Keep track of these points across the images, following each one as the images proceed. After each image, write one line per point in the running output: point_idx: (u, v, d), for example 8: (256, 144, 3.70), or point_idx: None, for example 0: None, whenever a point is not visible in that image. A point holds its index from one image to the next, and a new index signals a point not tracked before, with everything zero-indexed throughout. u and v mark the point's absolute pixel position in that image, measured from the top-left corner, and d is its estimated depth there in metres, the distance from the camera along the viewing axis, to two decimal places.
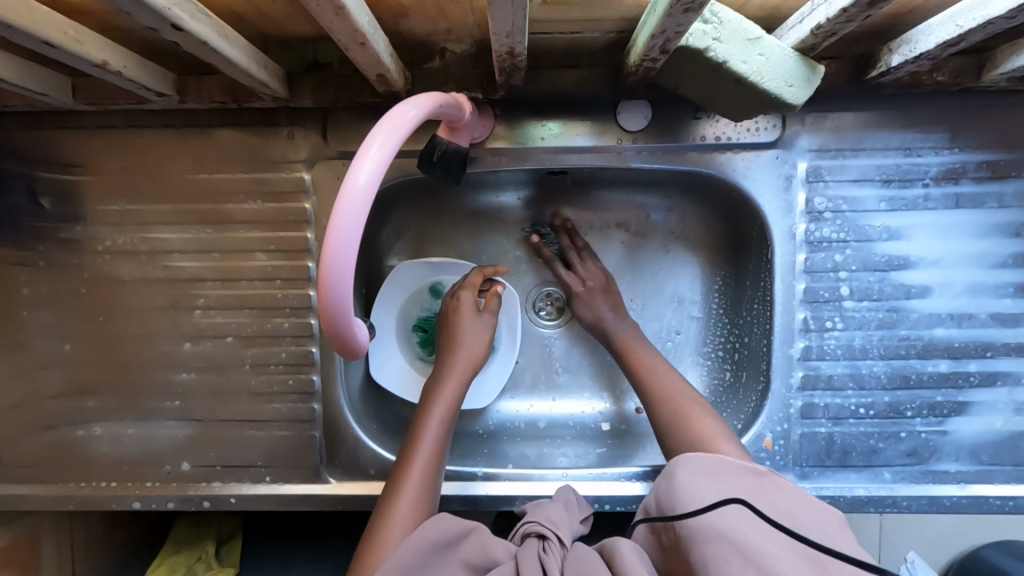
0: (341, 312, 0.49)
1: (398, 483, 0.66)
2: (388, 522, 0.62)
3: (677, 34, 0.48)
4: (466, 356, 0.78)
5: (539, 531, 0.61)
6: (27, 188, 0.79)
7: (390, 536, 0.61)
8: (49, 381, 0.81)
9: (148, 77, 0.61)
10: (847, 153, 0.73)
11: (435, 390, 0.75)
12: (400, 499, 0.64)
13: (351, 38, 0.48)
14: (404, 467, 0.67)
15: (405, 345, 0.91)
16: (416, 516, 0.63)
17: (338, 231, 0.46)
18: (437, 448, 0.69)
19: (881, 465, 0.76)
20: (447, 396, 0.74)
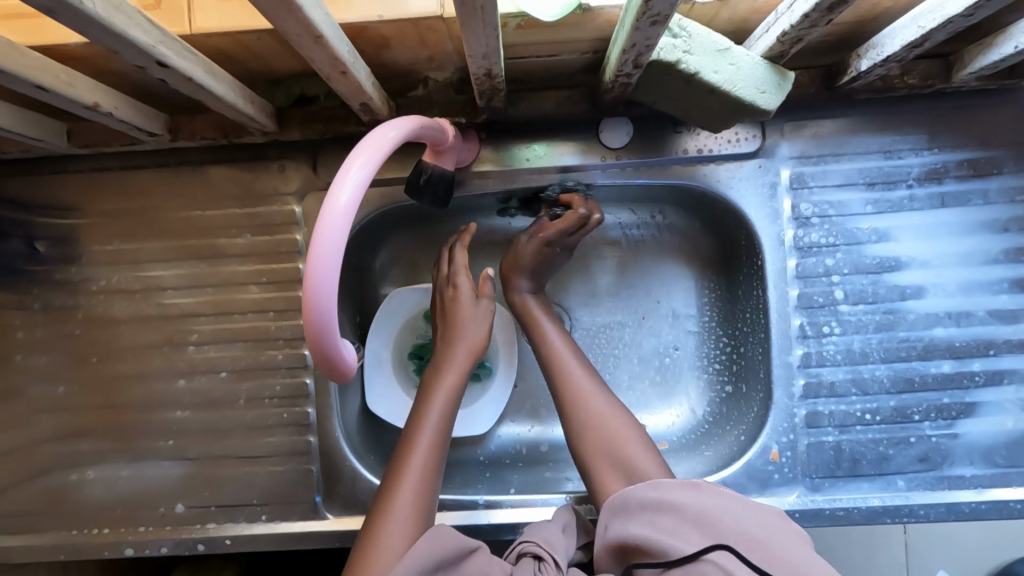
0: (326, 334, 0.49)
1: (394, 487, 0.62)
2: (385, 530, 0.58)
3: (647, 47, 0.49)
4: (467, 345, 0.73)
5: (535, 551, 0.59)
6: (24, 233, 0.80)
7: (387, 547, 0.57)
8: (41, 426, 0.80)
9: (140, 118, 0.63)
10: (828, 159, 0.75)
11: (432, 384, 0.70)
12: (397, 504, 0.60)
13: (332, 66, 0.49)
14: (400, 469, 0.63)
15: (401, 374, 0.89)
16: (415, 522, 0.59)
17: (321, 253, 0.46)
18: (436, 446, 0.65)
19: (893, 473, 0.74)
20: (446, 390, 0.69)
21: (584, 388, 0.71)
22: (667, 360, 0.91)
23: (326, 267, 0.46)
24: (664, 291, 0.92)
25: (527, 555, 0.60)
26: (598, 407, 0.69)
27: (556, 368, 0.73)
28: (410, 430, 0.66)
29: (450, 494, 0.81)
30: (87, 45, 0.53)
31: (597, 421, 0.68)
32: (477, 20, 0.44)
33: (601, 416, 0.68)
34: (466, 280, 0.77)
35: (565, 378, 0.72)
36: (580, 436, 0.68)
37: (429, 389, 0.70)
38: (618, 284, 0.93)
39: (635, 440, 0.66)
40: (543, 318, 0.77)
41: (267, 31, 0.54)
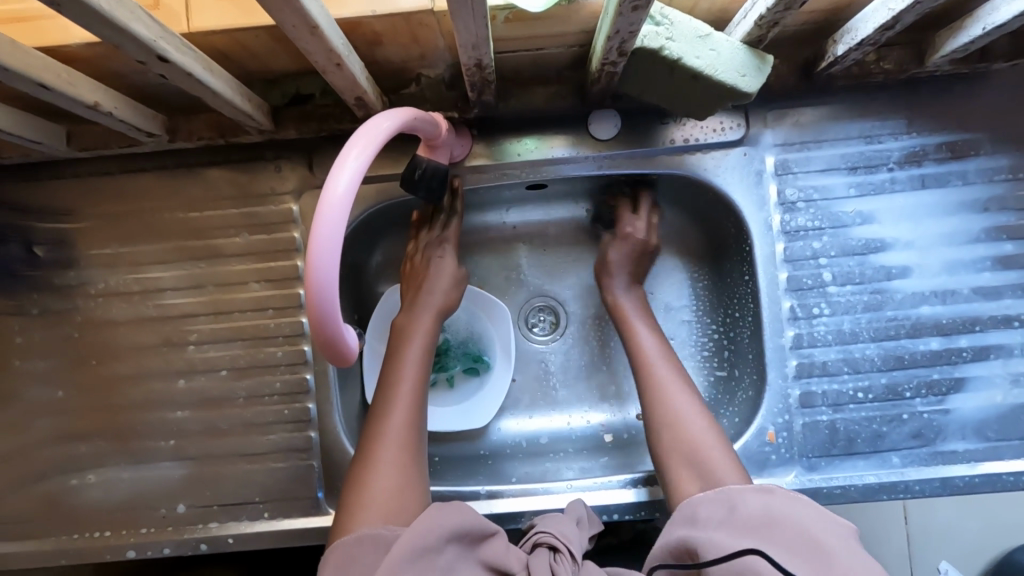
0: (329, 318, 0.49)
1: (379, 430, 0.66)
2: (378, 466, 0.63)
3: (631, 34, 0.51)
4: (433, 303, 0.76)
5: (549, 542, 0.60)
6: (21, 239, 0.81)
7: (380, 482, 0.62)
8: (42, 430, 0.80)
9: (139, 118, 0.65)
10: (811, 146, 0.77)
11: (406, 332, 0.74)
12: (384, 445, 0.64)
13: (327, 59, 0.51)
14: (384, 413, 0.67)
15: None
16: (403, 463, 0.64)
17: (320, 239, 0.47)
18: (416, 388, 0.69)
19: (888, 450, 0.75)
20: (420, 337, 0.73)
21: (670, 393, 0.73)
22: None
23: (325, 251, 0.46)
24: (657, 283, 0.94)
25: (543, 546, 0.61)
26: (682, 414, 0.70)
27: (646, 374, 0.75)
28: (390, 374, 0.70)
29: (450, 486, 0.82)
30: (87, 45, 0.55)
31: (679, 426, 0.69)
32: (467, 11, 0.45)
33: (685, 420, 0.70)
34: (448, 246, 0.80)
35: (656, 383, 0.74)
36: (663, 440, 0.70)
37: (405, 337, 0.73)
38: None
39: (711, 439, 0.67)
40: (638, 324, 0.81)
41: (264, 28, 0.56)
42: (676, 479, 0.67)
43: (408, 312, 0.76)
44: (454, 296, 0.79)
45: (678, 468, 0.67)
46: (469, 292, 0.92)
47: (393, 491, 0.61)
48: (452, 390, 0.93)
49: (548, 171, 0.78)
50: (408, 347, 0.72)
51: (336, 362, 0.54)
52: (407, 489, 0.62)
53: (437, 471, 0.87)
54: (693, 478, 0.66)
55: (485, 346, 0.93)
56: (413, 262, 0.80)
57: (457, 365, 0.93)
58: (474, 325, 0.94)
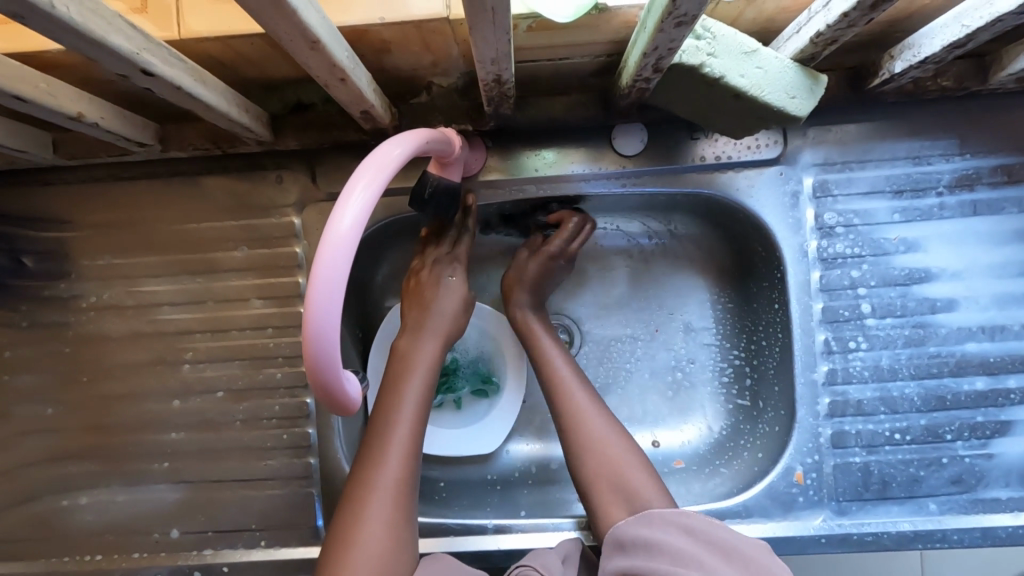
0: (329, 366, 0.45)
1: (372, 477, 0.61)
2: (368, 518, 0.59)
3: (670, 50, 0.46)
4: (439, 328, 0.70)
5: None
6: (10, 248, 0.77)
7: (370, 536, 0.58)
8: (31, 447, 0.77)
9: (128, 128, 0.60)
10: (853, 166, 0.71)
11: (408, 363, 0.68)
12: (376, 494, 0.60)
13: (329, 73, 0.46)
14: (380, 458, 0.62)
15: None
16: (395, 515, 0.60)
17: (319, 285, 0.42)
18: (417, 429, 0.64)
19: (925, 496, 0.70)
20: (423, 371, 0.67)
21: (586, 412, 0.69)
22: (682, 375, 0.88)
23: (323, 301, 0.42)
24: (678, 304, 0.89)
25: None
26: (602, 436, 0.67)
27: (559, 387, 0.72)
28: (387, 411, 0.64)
29: (455, 516, 0.78)
30: (69, 52, 0.50)
31: (597, 447, 0.67)
32: (488, 26, 0.40)
33: (605, 439, 0.67)
34: (459, 266, 0.74)
35: (569, 399, 0.70)
36: (583, 459, 0.67)
37: (406, 368, 0.67)
38: (632, 294, 0.90)
39: (636, 466, 0.66)
40: (541, 333, 0.76)
41: (262, 35, 0.51)
42: (600, 504, 0.65)
43: (412, 338, 0.70)
44: (460, 321, 0.73)
45: (602, 490, 0.65)
46: (481, 310, 0.88)
47: (383, 547, 0.57)
48: (458, 412, 0.88)
49: (569, 187, 0.72)
50: (409, 381, 0.66)
51: (336, 410, 0.50)
52: (397, 547, 0.58)
53: (443, 499, 0.83)
54: (616, 502, 0.64)
55: (494, 367, 0.89)
56: (420, 277, 0.74)
57: (464, 386, 0.89)
58: (483, 344, 0.89)
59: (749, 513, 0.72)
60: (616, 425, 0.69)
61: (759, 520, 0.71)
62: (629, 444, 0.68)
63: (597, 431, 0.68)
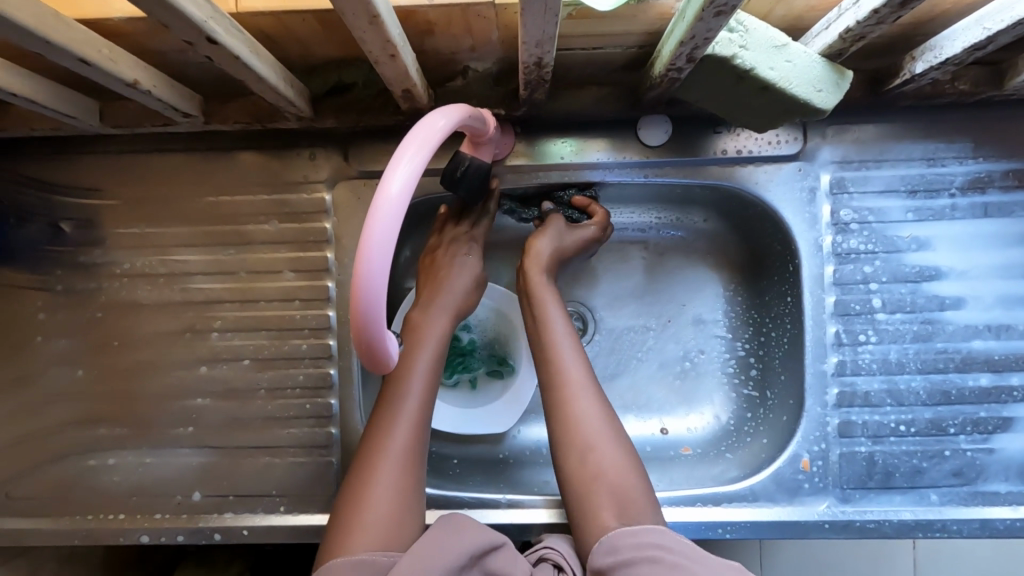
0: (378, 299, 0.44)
1: (381, 440, 0.63)
2: (377, 477, 0.61)
3: (706, 40, 0.48)
4: (451, 302, 0.73)
5: (556, 560, 0.61)
6: (47, 213, 0.79)
7: (379, 494, 0.60)
8: (58, 408, 0.79)
9: (176, 98, 0.62)
10: (870, 165, 0.73)
11: (419, 335, 0.69)
12: (386, 455, 0.62)
13: (381, 50, 0.48)
14: (389, 422, 0.64)
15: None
16: (404, 481, 0.62)
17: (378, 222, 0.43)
18: (425, 399, 0.66)
19: (926, 487, 0.73)
20: (433, 343, 0.69)
21: (585, 416, 0.67)
22: (691, 364, 0.91)
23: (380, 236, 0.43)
24: (691, 296, 0.91)
25: (549, 561, 0.62)
26: (603, 438, 0.66)
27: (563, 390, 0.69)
28: (397, 379, 0.66)
29: (470, 490, 0.80)
30: (132, 21, 0.52)
31: (597, 446, 0.66)
32: (538, 8, 0.42)
33: (600, 443, 0.66)
34: (475, 246, 0.77)
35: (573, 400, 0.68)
36: (577, 461, 0.66)
37: (417, 339, 0.69)
38: (646, 284, 0.92)
39: (629, 471, 0.65)
40: (555, 316, 0.74)
41: (314, 11, 0.53)
42: (590, 504, 0.63)
43: (424, 310, 0.71)
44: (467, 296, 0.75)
45: (596, 490, 0.64)
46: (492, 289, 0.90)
47: (390, 504, 0.60)
48: (472, 393, 0.91)
49: (584, 174, 0.75)
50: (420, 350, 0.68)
51: (377, 364, 0.49)
52: (405, 513, 0.60)
53: (456, 474, 0.85)
54: (611, 506, 0.62)
55: (510, 350, 0.91)
56: (435, 255, 0.76)
57: (479, 368, 0.92)
58: (499, 327, 0.92)
59: (756, 497, 0.74)
60: (610, 424, 0.67)
61: (765, 504, 0.74)
62: (627, 452, 0.66)
63: (593, 434, 0.66)
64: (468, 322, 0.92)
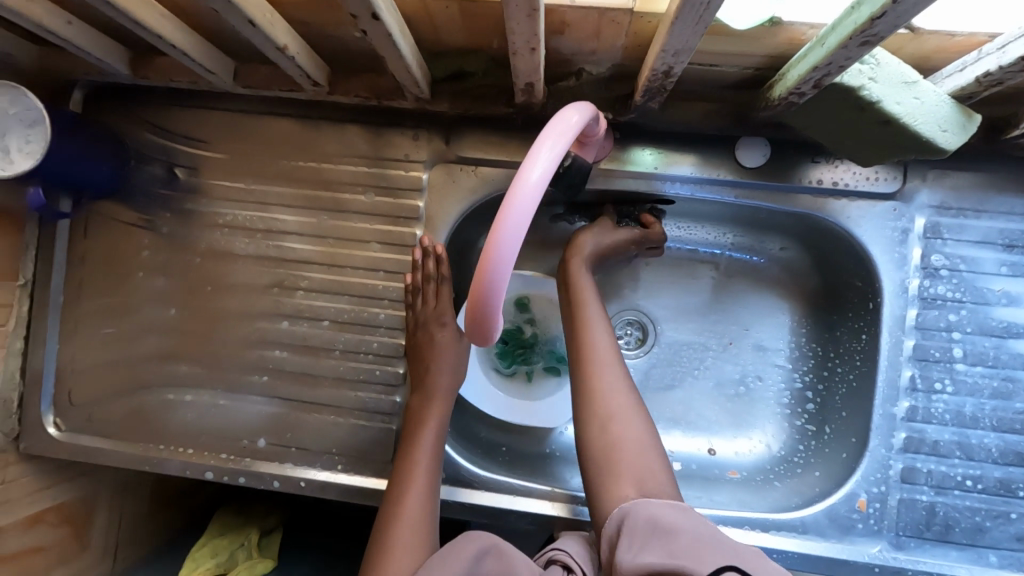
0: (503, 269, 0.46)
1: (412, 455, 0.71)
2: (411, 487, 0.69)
3: (841, 67, 0.49)
4: (443, 380, 0.75)
5: (565, 562, 0.63)
6: (165, 159, 0.85)
7: (409, 507, 0.67)
8: (148, 341, 0.85)
9: (311, 67, 0.67)
10: (968, 214, 0.72)
11: (421, 414, 0.74)
12: (417, 471, 0.70)
13: (525, 42, 0.51)
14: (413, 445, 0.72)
15: (484, 358, 0.92)
16: (421, 547, 0.65)
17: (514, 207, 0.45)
18: (430, 467, 0.71)
19: (986, 547, 0.71)
20: (450, 367, 0.76)
21: (614, 385, 0.68)
22: (747, 390, 0.90)
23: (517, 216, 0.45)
24: (756, 321, 0.91)
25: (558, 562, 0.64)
26: (628, 412, 0.66)
27: (593, 360, 0.70)
28: (405, 452, 0.72)
29: (516, 477, 0.82)
30: None
31: (620, 421, 0.66)
32: (692, 19, 0.44)
33: (623, 412, 0.67)
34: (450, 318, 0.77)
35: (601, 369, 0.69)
36: (601, 427, 0.66)
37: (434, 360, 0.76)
38: (712, 303, 0.92)
39: (650, 449, 0.64)
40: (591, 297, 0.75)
41: None
42: (611, 476, 0.63)
43: (420, 391, 0.75)
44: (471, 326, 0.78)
45: (617, 464, 0.63)
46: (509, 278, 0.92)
47: (422, 512, 0.68)
48: (528, 385, 0.92)
49: (658, 186, 0.76)
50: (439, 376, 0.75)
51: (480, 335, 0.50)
52: None
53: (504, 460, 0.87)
54: (631, 480, 0.62)
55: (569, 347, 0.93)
56: (418, 337, 0.77)
57: (538, 362, 0.94)
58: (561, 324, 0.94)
59: (806, 530, 0.73)
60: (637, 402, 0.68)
61: (815, 538, 0.73)
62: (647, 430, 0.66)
63: (620, 402, 0.67)
64: (531, 316, 0.95)
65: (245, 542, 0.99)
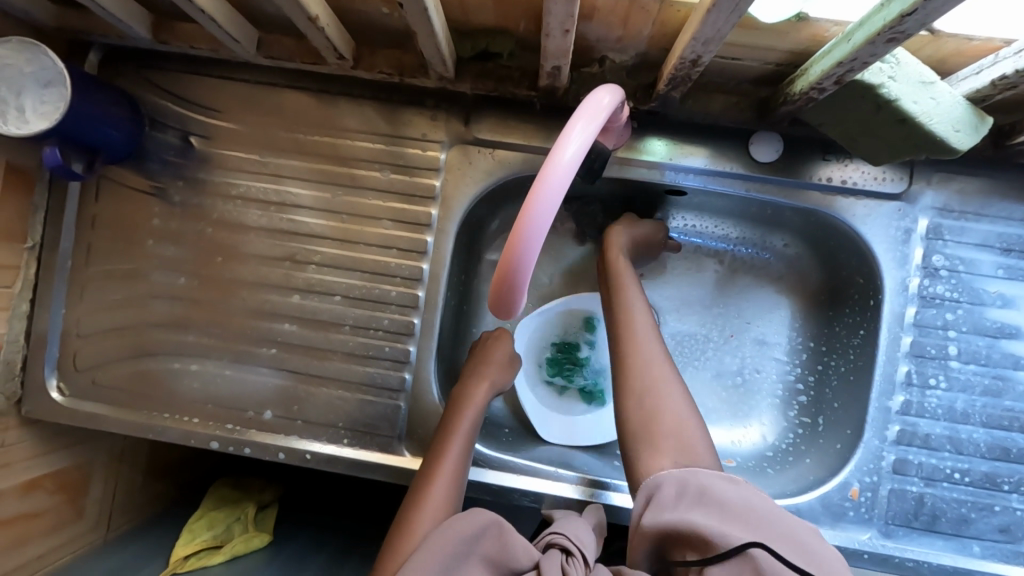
0: (532, 236, 0.47)
1: (444, 444, 0.73)
2: (438, 472, 0.70)
3: (865, 63, 0.51)
4: (492, 371, 0.81)
5: (564, 544, 0.63)
6: (179, 127, 0.84)
7: (434, 492, 0.68)
8: (155, 309, 0.84)
9: (337, 38, 0.67)
10: (969, 217, 0.75)
11: (461, 401, 0.77)
12: (444, 461, 0.71)
13: (560, 23, 0.52)
14: (446, 438, 0.73)
15: (534, 358, 0.95)
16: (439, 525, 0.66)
17: (547, 180, 0.47)
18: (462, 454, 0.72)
19: (970, 537, 0.74)
20: (495, 365, 0.82)
21: (654, 362, 0.68)
22: (746, 382, 0.92)
23: (551, 186, 0.47)
24: (756, 315, 0.93)
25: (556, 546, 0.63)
26: (665, 385, 0.66)
27: (628, 333, 0.71)
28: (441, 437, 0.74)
29: (522, 458, 0.84)
30: None
31: (657, 393, 0.65)
32: (728, 8, 0.46)
33: (668, 389, 0.66)
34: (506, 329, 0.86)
35: (640, 343, 0.70)
36: (635, 399, 0.65)
37: (480, 367, 0.81)
38: (714, 296, 0.94)
39: (693, 423, 0.63)
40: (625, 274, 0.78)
41: None
42: (648, 446, 0.62)
43: (466, 382, 0.79)
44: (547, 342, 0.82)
45: (655, 438, 0.62)
46: None
47: (445, 500, 0.68)
48: (562, 399, 0.94)
49: (668, 176, 0.77)
50: (481, 383, 0.79)
51: (500, 307, 0.51)
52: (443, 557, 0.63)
53: (507, 442, 0.89)
54: (668, 452, 0.61)
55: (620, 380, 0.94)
56: (482, 342, 0.86)
57: (579, 381, 0.95)
58: None
59: (799, 516, 0.76)
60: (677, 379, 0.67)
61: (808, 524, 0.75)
62: (691, 408, 0.65)
63: (663, 378, 0.67)
64: (593, 338, 0.96)
65: (242, 516, 0.99)
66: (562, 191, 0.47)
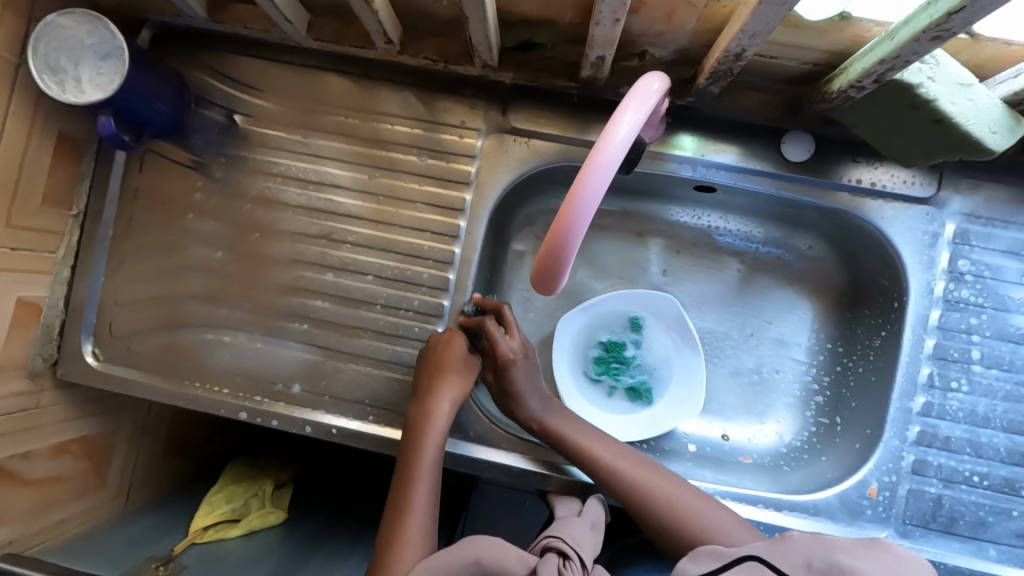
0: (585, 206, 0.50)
1: (416, 460, 0.71)
2: (418, 474, 0.71)
3: (907, 62, 0.52)
4: (457, 366, 0.77)
5: (560, 548, 0.63)
6: (225, 105, 0.87)
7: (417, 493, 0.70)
8: (192, 282, 0.87)
9: (388, 22, 0.70)
10: (996, 224, 0.76)
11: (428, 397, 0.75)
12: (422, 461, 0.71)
13: (612, 12, 0.55)
14: (421, 436, 0.73)
15: (579, 352, 0.93)
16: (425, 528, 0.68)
17: (599, 159, 0.49)
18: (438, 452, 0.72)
19: (987, 540, 0.74)
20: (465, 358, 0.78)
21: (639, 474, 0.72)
22: (766, 381, 0.93)
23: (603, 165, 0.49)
24: (776, 316, 0.94)
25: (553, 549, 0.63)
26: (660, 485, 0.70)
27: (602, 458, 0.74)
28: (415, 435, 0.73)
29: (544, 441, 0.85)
30: None
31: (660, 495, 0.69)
32: (779, 1, 0.48)
33: (663, 487, 0.70)
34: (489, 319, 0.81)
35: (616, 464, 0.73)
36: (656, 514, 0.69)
37: (437, 380, 0.76)
38: (735, 294, 0.95)
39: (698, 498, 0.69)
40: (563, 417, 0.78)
41: None
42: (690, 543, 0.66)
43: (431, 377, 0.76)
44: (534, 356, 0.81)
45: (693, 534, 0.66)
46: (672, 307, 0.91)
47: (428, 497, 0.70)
48: (605, 397, 0.92)
49: (700, 171, 0.79)
50: (442, 401, 0.75)
51: (546, 276, 0.54)
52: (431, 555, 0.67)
53: None
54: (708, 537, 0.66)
55: (666, 380, 0.92)
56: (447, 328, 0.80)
57: (625, 379, 0.93)
58: (663, 359, 0.93)
59: (817, 512, 0.76)
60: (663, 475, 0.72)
61: (826, 521, 0.76)
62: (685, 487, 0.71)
63: (652, 482, 0.71)
64: (639, 335, 0.94)
65: (259, 492, 0.99)
66: (610, 169, 0.50)
